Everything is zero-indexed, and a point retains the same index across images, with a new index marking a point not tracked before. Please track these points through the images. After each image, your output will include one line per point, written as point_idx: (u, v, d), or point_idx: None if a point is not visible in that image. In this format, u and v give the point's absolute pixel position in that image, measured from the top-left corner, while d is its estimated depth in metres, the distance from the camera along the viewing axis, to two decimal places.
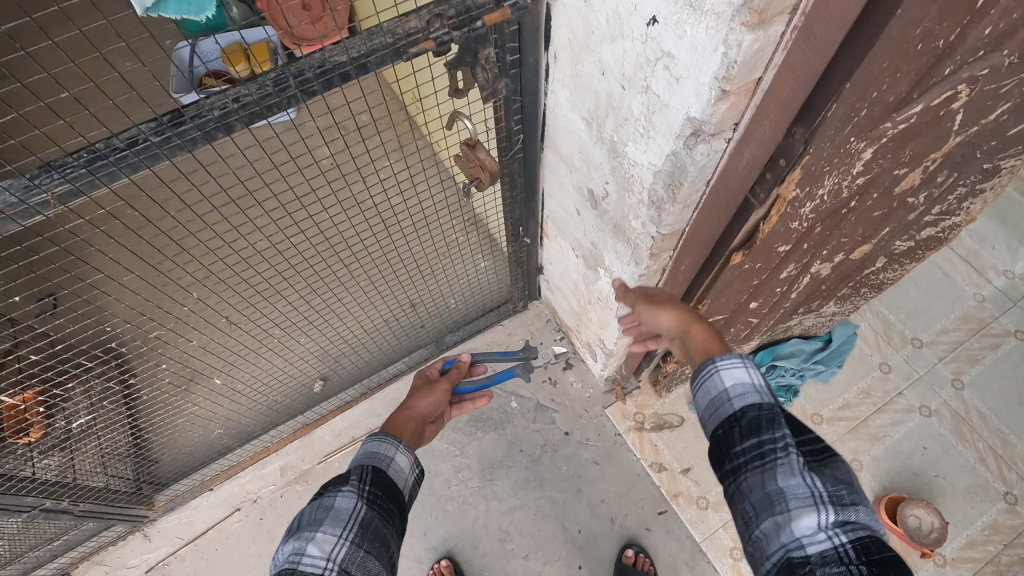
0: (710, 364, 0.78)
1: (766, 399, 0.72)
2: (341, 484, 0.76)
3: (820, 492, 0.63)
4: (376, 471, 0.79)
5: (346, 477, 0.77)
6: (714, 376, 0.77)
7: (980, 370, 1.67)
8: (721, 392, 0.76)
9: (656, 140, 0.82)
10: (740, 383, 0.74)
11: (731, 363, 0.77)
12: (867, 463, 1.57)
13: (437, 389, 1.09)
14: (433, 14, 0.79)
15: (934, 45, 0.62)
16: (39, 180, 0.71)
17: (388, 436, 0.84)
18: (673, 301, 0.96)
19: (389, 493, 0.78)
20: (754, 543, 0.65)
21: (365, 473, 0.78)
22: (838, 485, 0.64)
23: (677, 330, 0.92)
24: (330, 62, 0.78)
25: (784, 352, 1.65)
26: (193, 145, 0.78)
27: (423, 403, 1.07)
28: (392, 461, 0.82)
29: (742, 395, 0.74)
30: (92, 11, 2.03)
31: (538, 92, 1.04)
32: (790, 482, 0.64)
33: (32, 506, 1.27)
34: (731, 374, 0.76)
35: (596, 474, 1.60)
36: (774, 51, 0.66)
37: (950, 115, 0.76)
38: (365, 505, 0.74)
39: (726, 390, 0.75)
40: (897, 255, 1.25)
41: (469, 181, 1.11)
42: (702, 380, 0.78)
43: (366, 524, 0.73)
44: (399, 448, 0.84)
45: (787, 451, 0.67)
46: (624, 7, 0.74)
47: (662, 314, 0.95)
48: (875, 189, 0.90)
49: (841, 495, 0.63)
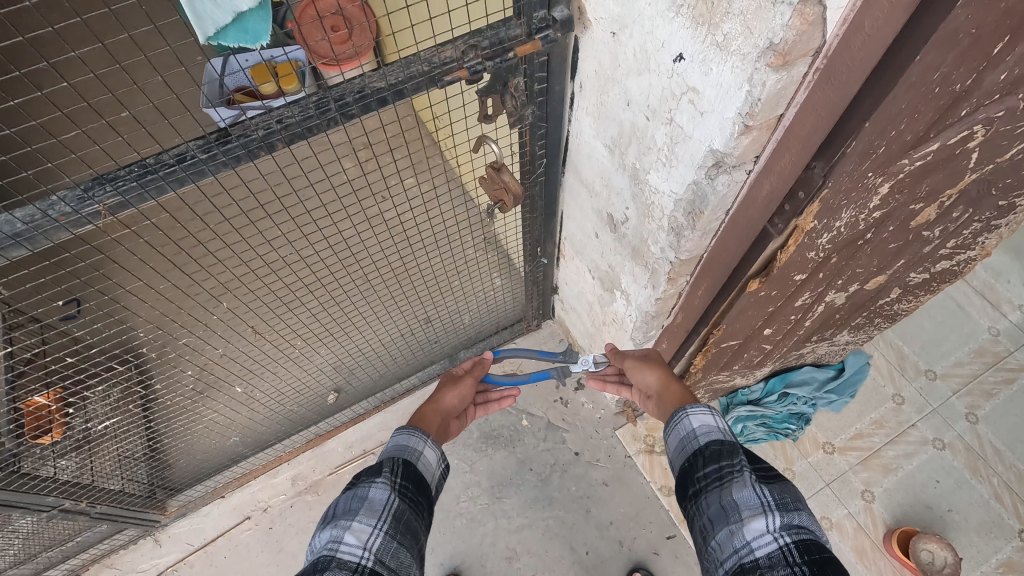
0: (682, 411, 0.85)
1: (727, 437, 0.78)
2: (374, 476, 0.77)
3: (769, 500, 0.65)
4: (407, 465, 0.81)
5: (378, 468, 0.78)
6: (685, 420, 0.84)
7: (996, 404, 1.66)
8: (689, 432, 0.82)
9: (677, 169, 0.85)
10: (706, 424, 0.81)
11: (700, 410, 0.84)
12: (878, 495, 1.56)
13: (459, 383, 1.11)
14: (468, 44, 0.83)
15: (950, 89, 0.65)
16: (91, 192, 0.76)
17: (418, 430, 0.86)
18: (660, 364, 1.05)
19: (419, 486, 0.80)
20: (712, 557, 0.67)
21: (397, 465, 0.80)
22: (784, 494, 0.67)
23: (657, 389, 1.01)
24: (369, 87, 0.82)
25: (796, 380, 1.66)
26: (237, 163, 0.83)
27: (447, 399, 1.08)
28: (421, 455, 0.84)
29: (708, 434, 0.79)
30: (159, 38, 2.15)
31: (562, 119, 1.08)
32: (740, 494, 0.67)
33: (52, 505, 1.30)
34: (699, 418, 0.82)
35: (606, 495, 1.60)
36: (797, 89, 0.69)
37: (966, 154, 0.78)
38: (398, 497, 0.75)
39: (694, 430, 0.81)
40: (911, 287, 1.26)
41: (493, 203, 1.15)
42: (675, 425, 0.85)
43: (398, 517, 0.73)
44: (427, 443, 0.86)
45: (740, 471, 0.70)
46: (652, 43, 0.77)
47: (648, 373, 1.04)
48: (892, 222, 0.92)
49: (787, 502, 0.65)
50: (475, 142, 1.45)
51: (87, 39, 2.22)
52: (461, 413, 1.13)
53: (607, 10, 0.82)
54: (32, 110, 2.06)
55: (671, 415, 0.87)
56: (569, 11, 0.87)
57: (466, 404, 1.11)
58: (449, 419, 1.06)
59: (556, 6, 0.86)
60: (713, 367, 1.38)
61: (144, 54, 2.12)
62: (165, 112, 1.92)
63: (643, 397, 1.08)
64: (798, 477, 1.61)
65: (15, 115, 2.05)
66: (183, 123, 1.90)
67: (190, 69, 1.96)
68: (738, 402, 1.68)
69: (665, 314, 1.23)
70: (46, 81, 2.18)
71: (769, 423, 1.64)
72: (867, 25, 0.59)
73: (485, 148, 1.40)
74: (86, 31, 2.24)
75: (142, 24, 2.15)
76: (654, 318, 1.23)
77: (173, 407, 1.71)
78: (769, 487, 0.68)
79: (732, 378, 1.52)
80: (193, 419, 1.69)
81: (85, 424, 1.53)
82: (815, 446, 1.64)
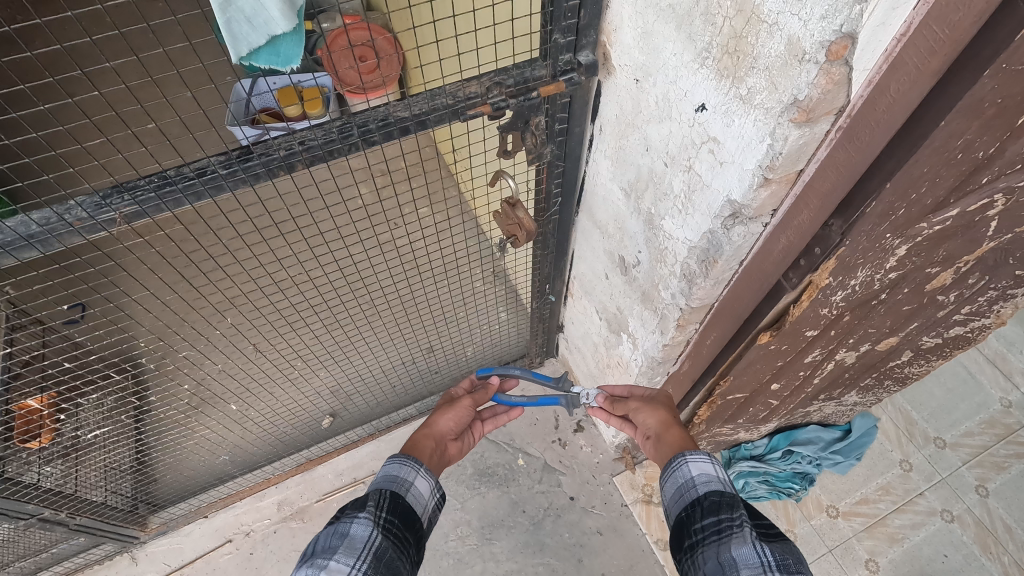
0: (680, 456, 0.82)
1: (727, 488, 0.75)
2: (357, 511, 0.74)
3: (769, 560, 0.62)
4: (394, 497, 0.79)
5: (363, 502, 0.76)
6: (684, 466, 0.81)
7: (1007, 478, 1.61)
8: (688, 480, 0.79)
9: (693, 217, 0.85)
10: (705, 473, 0.78)
11: (700, 457, 0.81)
12: (883, 565, 1.50)
13: (458, 404, 1.06)
14: (493, 81, 0.85)
15: (972, 155, 0.65)
16: (110, 200, 0.77)
17: (409, 459, 0.84)
18: (665, 407, 1.02)
19: (405, 521, 0.77)
20: None
21: (382, 499, 0.77)
22: (786, 554, 0.63)
23: (656, 431, 0.98)
24: (392, 116, 0.83)
25: (802, 438, 1.62)
26: (255, 180, 0.83)
27: (443, 422, 1.04)
28: (411, 487, 0.82)
29: (706, 484, 0.77)
30: (191, 56, 2.23)
31: (580, 159, 1.09)
32: (739, 551, 0.64)
33: (30, 514, 1.26)
34: (699, 466, 0.80)
35: (599, 545, 1.55)
36: (819, 147, 0.69)
37: (986, 222, 0.76)
38: (381, 534, 0.73)
39: (692, 478, 0.79)
40: (924, 351, 1.24)
41: (505, 237, 1.15)
42: (671, 471, 0.82)
43: (380, 555, 0.70)
44: (418, 473, 0.84)
45: (741, 526, 0.67)
46: (674, 93, 0.78)
47: (649, 415, 1.01)
48: (907, 284, 0.91)
49: (788, 564, 0.62)
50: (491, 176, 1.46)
51: (125, 52, 2.30)
52: (462, 434, 1.08)
53: (631, 58, 0.84)
54: (62, 116, 2.13)
55: (669, 460, 0.85)
56: (594, 56, 0.90)
57: (464, 426, 1.06)
58: (445, 441, 1.02)
59: (582, 51, 0.88)
60: (718, 419, 1.35)
61: (176, 69, 2.19)
62: (191, 127, 1.98)
63: (642, 439, 1.03)
64: (801, 540, 1.55)
65: (44, 120, 2.11)
66: (207, 139, 1.96)
67: (219, 87, 2.03)
68: (740, 456, 1.65)
69: (671, 362, 1.22)
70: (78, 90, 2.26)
71: (772, 480, 1.60)
72: (893, 88, 0.60)
73: (500, 182, 1.43)
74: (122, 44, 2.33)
75: (177, 42, 2.24)
76: (660, 364, 1.21)
77: (166, 420, 1.69)
78: (770, 546, 0.64)
79: (736, 432, 1.49)
80: (186, 434, 1.66)
81: (75, 432, 1.51)
82: (819, 509, 1.58)
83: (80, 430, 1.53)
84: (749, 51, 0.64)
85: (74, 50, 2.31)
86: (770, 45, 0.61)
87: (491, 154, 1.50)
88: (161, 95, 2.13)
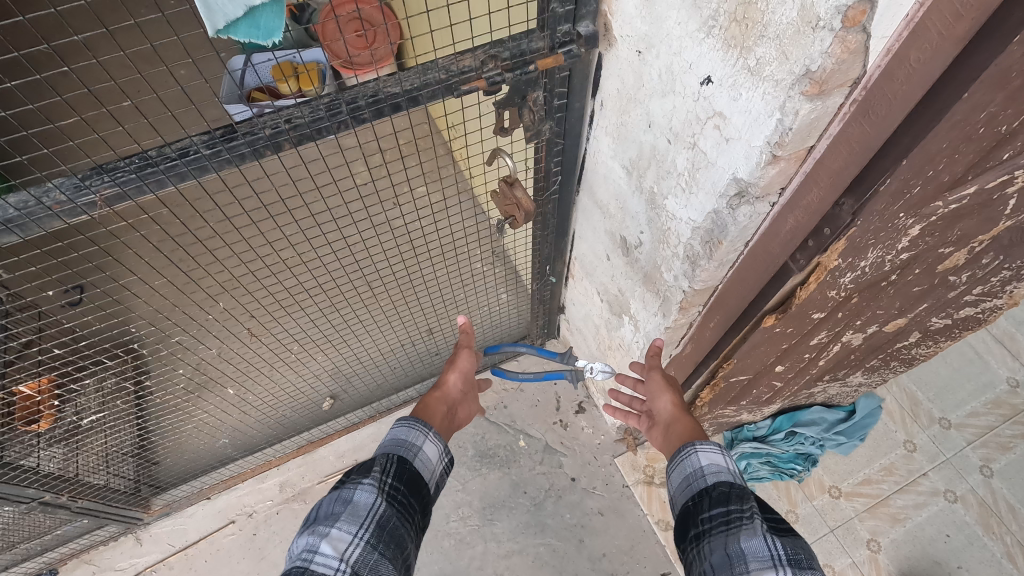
0: (689, 446, 0.81)
1: (737, 480, 0.73)
2: (362, 476, 0.73)
3: (780, 554, 0.61)
4: (400, 463, 0.77)
5: (368, 467, 0.74)
6: (694, 457, 0.79)
7: (1013, 459, 1.59)
8: (696, 470, 0.78)
9: (698, 197, 0.82)
10: (715, 462, 0.77)
11: (710, 451, 0.79)
12: (885, 545, 1.50)
13: (458, 361, 1.06)
14: (488, 53, 0.81)
15: (995, 130, 0.61)
16: (89, 182, 0.74)
17: (417, 424, 0.83)
18: (677, 390, 1.00)
19: (412, 488, 0.76)
20: None
21: (389, 464, 0.76)
22: (798, 549, 0.62)
23: (668, 416, 0.97)
24: (383, 92, 0.80)
25: (806, 419, 1.61)
26: (241, 161, 0.80)
27: (451, 382, 1.04)
28: (418, 452, 0.81)
29: (715, 475, 0.75)
30: (165, 28, 2.18)
31: (580, 137, 1.05)
32: (751, 545, 0.62)
33: (31, 497, 1.26)
34: (709, 457, 0.78)
35: (601, 525, 1.55)
36: (831, 121, 0.66)
37: (1004, 199, 0.73)
38: (385, 501, 0.71)
39: (701, 468, 0.77)
40: (932, 332, 1.21)
41: (503, 218, 1.11)
42: (681, 460, 0.81)
43: (384, 523, 0.69)
44: (427, 438, 0.82)
45: (753, 519, 0.66)
46: (678, 65, 0.74)
47: (663, 398, 0.99)
48: (919, 265, 0.88)
49: (800, 559, 0.61)
50: (488, 154, 1.44)
51: (96, 23, 2.25)
52: (468, 396, 1.08)
53: (634, 28, 0.79)
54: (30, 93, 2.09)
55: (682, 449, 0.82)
56: (595, 27, 0.85)
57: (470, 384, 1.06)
58: (455, 403, 1.02)
59: (582, 21, 0.84)
60: (721, 402, 1.33)
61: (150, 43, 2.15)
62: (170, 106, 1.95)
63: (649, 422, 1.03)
64: (802, 521, 1.54)
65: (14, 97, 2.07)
66: (186, 117, 1.93)
67: (200, 63, 1.98)
68: (743, 437, 1.63)
69: (674, 344, 1.19)
70: (48, 66, 2.21)
71: (774, 461, 1.59)
72: (913, 57, 0.56)
73: (499, 161, 1.40)
74: (90, 16, 2.27)
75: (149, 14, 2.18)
76: (662, 347, 1.18)
77: (165, 404, 1.69)
78: (782, 540, 0.63)
79: (739, 413, 1.47)
80: (186, 418, 1.66)
81: (75, 416, 1.51)
82: (821, 490, 1.58)
83: (80, 415, 1.53)
84: (759, 18, 0.60)
85: (38, 23, 2.25)
86: (781, 12, 0.57)
87: (489, 130, 1.47)
88: (137, 70, 2.09)
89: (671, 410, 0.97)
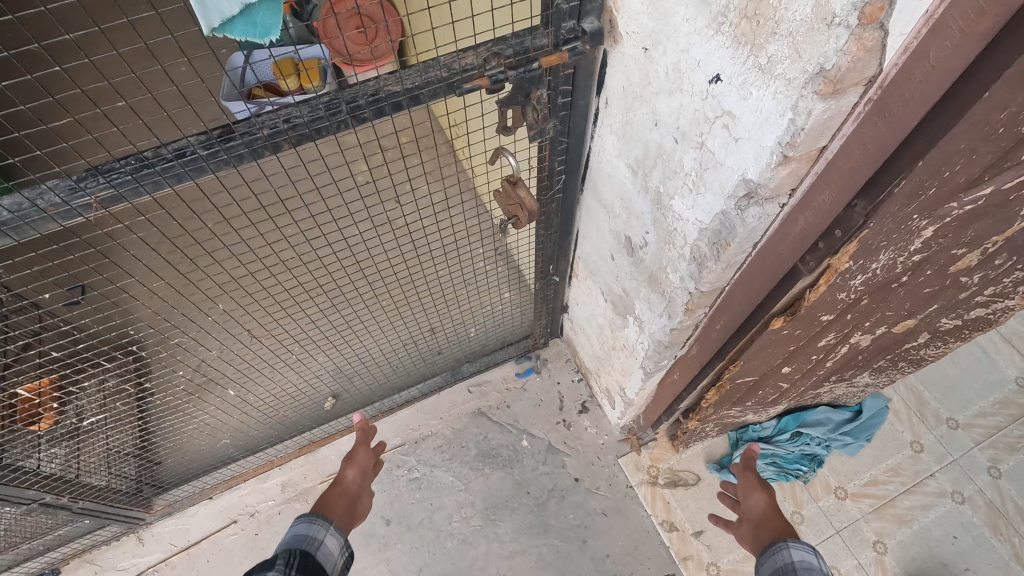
0: (782, 543, 0.95)
1: None
2: (266, 570, 0.79)
3: None
4: (304, 555, 0.84)
5: (272, 563, 0.80)
6: (791, 553, 0.93)
7: (1021, 459, 1.57)
8: (788, 564, 0.92)
9: (705, 198, 0.80)
10: (806, 560, 0.91)
11: (804, 552, 0.92)
12: (891, 547, 1.48)
13: (353, 457, 1.20)
14: (490, 50, 0.79)
15: (1015, 130, 0.59)
16: (84, 183, 0.73)
17: (317, 519, 0.93)
18: (768, 490, 1.15)
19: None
20: None
21: (293, 556, 0.83)
22: None
23: (760, 515, 1.11)
24: (383, 90, 0.78)
25: (811, 420, 1.60)
26: (239, 161, 0.79)
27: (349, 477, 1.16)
28: (320, 544, 0.89)
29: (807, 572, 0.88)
30: (157, 27, 2.16)
31: (584, 135, 1.03)
32: None
33: (31, 499, 1.25)
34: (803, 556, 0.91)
35: (604, 526, 1.54)
36: (844, 121, 0.64)
37: (1021, 200, 0.71)
38: None
39: (792, 562, 0.92)
40: (941, 333, 1.19)
41: (506, 217, 1.10)
42: (772, 554, 0.95)
43: None
44: (327, 531, 0.92)
45: None
46: (686, 62, 0.72)
47: (757, 497, 1.14)
48: (930, 266, 0.86)
49: None
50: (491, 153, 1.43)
51: (87, 22, 2.23)
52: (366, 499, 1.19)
53: (640, 25, 0.77)
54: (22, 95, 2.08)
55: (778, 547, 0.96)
56: (600, 23, 0.83)
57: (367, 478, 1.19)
58: (356, 494, 1.14)
59: (587, 18, 0.82)
60: (727, 403, 1.31)
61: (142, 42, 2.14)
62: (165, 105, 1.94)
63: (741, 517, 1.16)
64: (807, 522, 1.53)
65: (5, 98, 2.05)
66: (182, 117, 1.92)
67: (195, 62, 1.97)
68: (748, 437, 1.61)
69: (679, 345, 1.17)
70: (39, 66, 2.20)
71: (780, 462, 1.57)
72: (932, 55, 0.54)
73: (501, 159, 1.39)
74: (82, 15, 2.26)
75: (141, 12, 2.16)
76: (667, 348, 1.17)
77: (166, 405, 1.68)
78: None
79: (744, 414, 1.45)
80: (187, 419, 1.65)
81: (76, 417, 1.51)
82: (827, 491, 1.56)
83: (81, 416, 1.52)
84: (771, 15, 0.58)
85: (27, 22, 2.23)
86: (795, 8, 0.56)
87: (491, 129, 1.45)
88: (130, 70, 2.08)
89: (763, 508, 1.12)
